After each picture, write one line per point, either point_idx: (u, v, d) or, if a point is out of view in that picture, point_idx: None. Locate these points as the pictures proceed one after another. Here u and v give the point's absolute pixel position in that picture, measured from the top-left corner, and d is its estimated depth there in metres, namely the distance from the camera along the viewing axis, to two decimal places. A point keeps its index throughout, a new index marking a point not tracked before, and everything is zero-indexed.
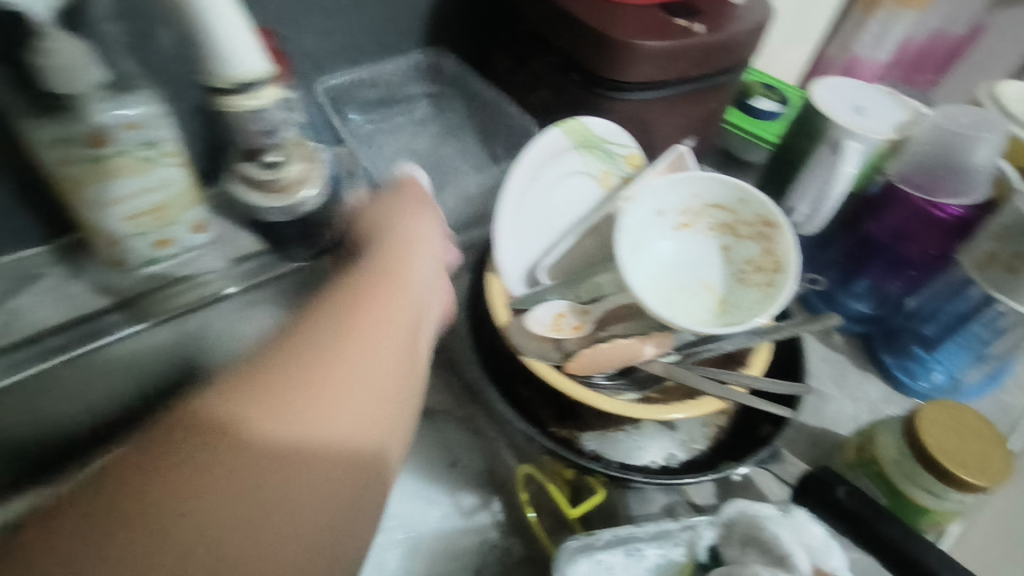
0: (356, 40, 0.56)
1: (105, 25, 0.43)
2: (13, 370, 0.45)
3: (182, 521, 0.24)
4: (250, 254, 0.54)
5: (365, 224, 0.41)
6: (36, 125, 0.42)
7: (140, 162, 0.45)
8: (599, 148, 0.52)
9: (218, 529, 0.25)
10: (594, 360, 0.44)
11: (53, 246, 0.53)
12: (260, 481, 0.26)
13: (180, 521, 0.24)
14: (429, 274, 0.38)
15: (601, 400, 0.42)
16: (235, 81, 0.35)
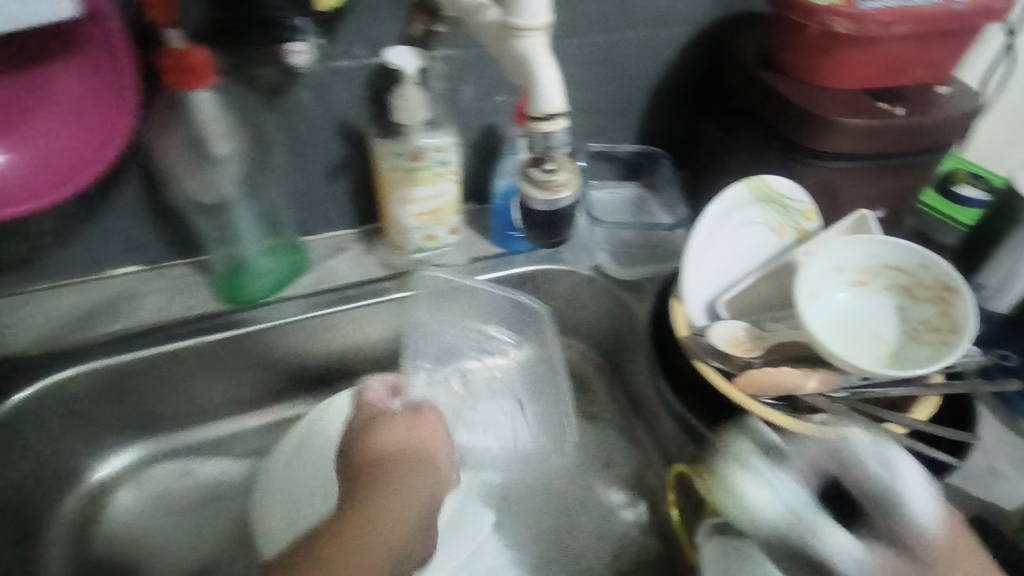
0: (595, 105, 0.71)
1: (435, 81, 0.62)
2: (320, 307, 0.65)
3: (339, 541, 0.42)
4: (483, 256, 0.71)
5: (361, 418, 0.53)
6: (375, 141, 0.61)
7: (434, 175, 0.63)
8: (777, 203, 0.58)
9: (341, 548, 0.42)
10: (761, 382, 0.51)
11: (357, 230, 0.72)
12: (365, 521, 0.44)
13: (346, 540, 0.43)
14: (435, 424, 0.53)
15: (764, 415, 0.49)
16: (542, 108, 0.39)
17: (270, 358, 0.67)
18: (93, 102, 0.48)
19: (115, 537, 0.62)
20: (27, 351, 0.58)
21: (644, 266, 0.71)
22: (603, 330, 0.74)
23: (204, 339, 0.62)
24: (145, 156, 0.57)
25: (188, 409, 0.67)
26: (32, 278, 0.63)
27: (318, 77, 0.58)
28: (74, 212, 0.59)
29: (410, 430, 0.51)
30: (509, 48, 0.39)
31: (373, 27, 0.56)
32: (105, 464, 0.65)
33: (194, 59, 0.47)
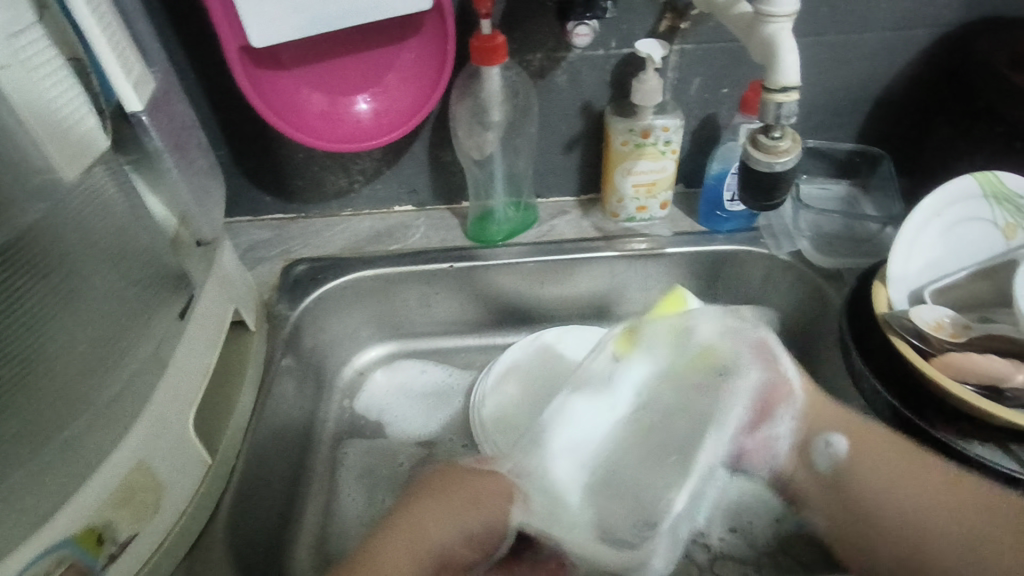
0: (817, 102, 0.75)
1: (670, 71, 0.72)
2: (541, 254, 0.78)
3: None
4: (687, 231, 0.79)
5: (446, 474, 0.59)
6: (611, 118, 0.73)
7: (658, 152, 0.73)
8: (1010, 202, 0.58)
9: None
10: (958, 364, 0.52)
11: (578, 199, 0.85)
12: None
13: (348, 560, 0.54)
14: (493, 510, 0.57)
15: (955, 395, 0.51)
16: (779, 81, 0.47)
17: (498, 291, 0.81)
18: (426, 73, 0.66)
19: (365, 406, 0.80)
20: (335, 255, 0.79)
21: (846, 257, 0.73)
22: (796, 316, 0.77)
23: (452, 265, 0.78)
24: (438, 117, 0.75)
25: (428, 323, 0.84)
26: (342, 206, 0.84)
27: (576, 63, 0.71)
28: (382, 157, 0.79)
29: (481, 483, 0.57)
30: (760, 33, 0.48)
31: (628, 22, 0.68)
32: (365, 354, 0.84)
33: (497, 41, 0.63)
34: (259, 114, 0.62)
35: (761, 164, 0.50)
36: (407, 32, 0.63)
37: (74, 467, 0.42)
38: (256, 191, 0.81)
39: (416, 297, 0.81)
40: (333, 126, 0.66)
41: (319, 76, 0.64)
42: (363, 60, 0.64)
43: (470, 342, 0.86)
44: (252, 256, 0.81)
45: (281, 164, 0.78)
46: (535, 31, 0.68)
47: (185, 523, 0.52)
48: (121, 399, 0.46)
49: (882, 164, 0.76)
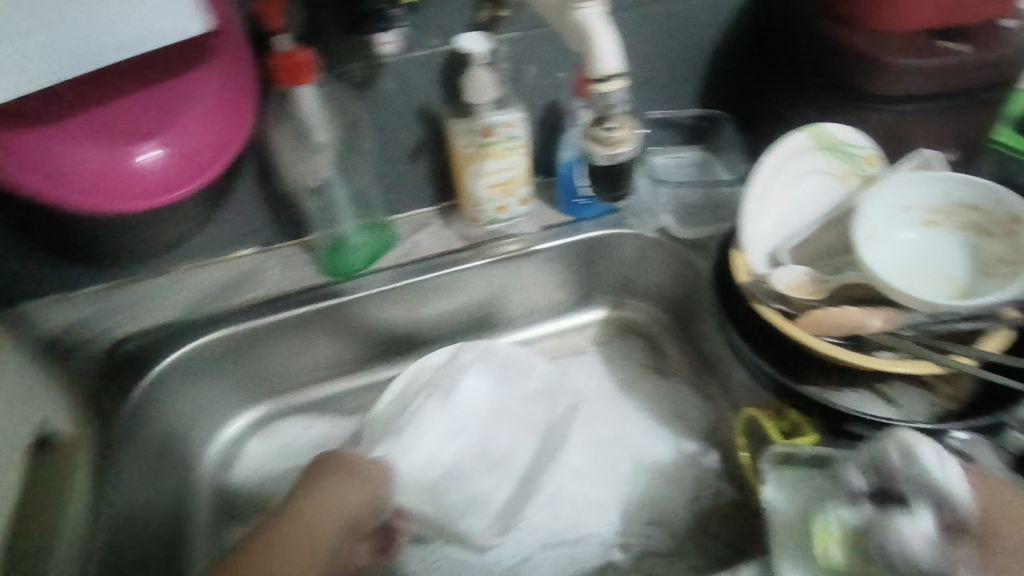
0: (654, 75, 0.74)
1: (502, 63, 0.68)
2: (407, 277, 0.72)
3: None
4: (553, 224, 0.76)
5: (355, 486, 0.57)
6: (450, 121, 0.68)
7: (505, 150, 0.69)
8: (839, 151, 0.60)
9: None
10: (820, 321, 0.52)
11: (436, 208, 0.80)
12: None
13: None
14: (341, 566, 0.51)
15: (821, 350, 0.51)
16: (600, 71, 0.44)
17: (370, 323, 0.75)
18: (224, 104, 0.57)
19: (244, 482, 0.71)
20: (170, 323, 0.69)
21: (705, 224, 0.73)
22: (672, 289, 0.77)
23: (312, 307, 0.70)
24: (257, 148, 0.66)
25: (299, 374, 0.76)
26: (169, 264, 0.73)
27: (399, 68, 0.65)
28: (202, 202, 0.69)
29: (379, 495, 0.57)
30: (571, 21, 0.44)
31: (445, 18, 0.63)
32: (235, 422, 0.75)
33: (298, 59, 0.56)
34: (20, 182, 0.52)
35: (599, 157, 0.48)
36: (190, 61, 0.54)
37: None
38: (55, 267, 0.69)
39: (284, 349, 0.73)
40: (119, 183, 0.55)
41: (87, 128, 0.53)
42: (142, 101, 0.54)
43: (352, 382, 0.79)
44: (67, 343, 0.68)
45: (78, 230, 0.66)
46: (345, 38, 0.61)
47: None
48: None
49: (726, 125, 0.78)
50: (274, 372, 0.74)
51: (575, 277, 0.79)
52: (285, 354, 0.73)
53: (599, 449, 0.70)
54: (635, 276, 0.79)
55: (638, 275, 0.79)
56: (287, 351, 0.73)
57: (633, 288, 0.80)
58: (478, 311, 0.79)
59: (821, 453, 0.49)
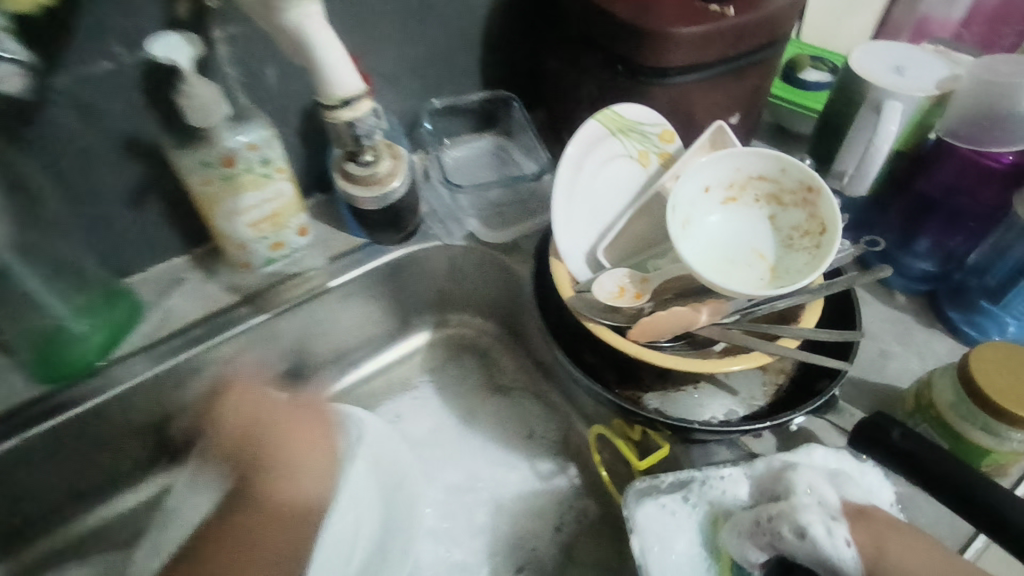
0: (426, 60, 0.63)
1: (227, 69, 0.52)
2: (172, 357, 0.56)
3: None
4: (344, 252, 0.64)
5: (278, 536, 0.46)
6: (173, 153, 0.52)
7: (260, 178, 0.55)
8: (634, 131, 0.55)
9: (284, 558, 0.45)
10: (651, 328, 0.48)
11: (190, 256, 0.63)
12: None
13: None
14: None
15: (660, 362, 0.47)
16: (335, 93, 0.35)
17: (135, 424, 0.58)
18: None
19: None
20: None
21: (514, 224, 0.66)
22: (495, 297, 0.69)
23: (46, 427, 0.52)
24: None
25: (46, 509, 0.57)
26: None
27: (71, 91, 0.47)
28: None
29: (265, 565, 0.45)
30: (280, 23, 0.32)
31: (120, 18, 0.46)
32: None
33: None
34: None
35: (365, 198, 0.39)
36: None
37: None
38: None
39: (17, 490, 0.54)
40: None
41: None
42: None
43: (131, 498, 0.62)
44: None
45: None
46: None
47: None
48: None
49: (513, 105, 0.70)
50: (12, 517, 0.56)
51: (385, 304, 0.68)
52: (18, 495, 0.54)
53: (453, 500, 0.62)
54: (452, 289, 0.70)
55: (455, 288, 0.70)
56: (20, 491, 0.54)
57: (453, 302, 0.72)
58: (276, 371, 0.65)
59: (682, 477, 0.44)
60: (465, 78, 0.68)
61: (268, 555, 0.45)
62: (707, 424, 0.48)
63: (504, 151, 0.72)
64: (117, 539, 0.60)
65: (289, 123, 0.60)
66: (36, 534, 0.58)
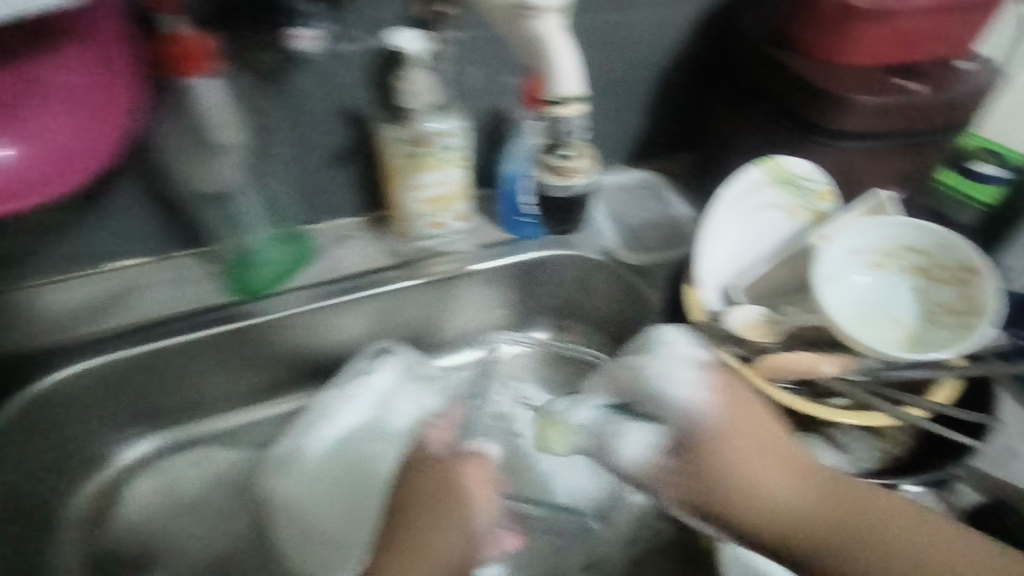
0: (606, 88, 0.68)
1: (440, 65, 0.61)
2: (328, 298, 0.64)
3: None
4: (491, 242, 0.70)
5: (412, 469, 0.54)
6: (383, 128, 0.60)
7: (439, 161, 0.61)
8: (791, 184, 0.57)
9: (416, 532, 0.49)
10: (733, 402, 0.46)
11: (363, 219, 0.71)
12: None
13: None
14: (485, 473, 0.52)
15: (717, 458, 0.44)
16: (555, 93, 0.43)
17: (280, 347, 0.66)
18: (95, 91, 0.46)
19: (128, 529, 0.62)
20: (31, 349, 0.57)
21: (652, 251, 0.70)
22: (615, 315, 0.72)
23: (213, 331, 0.61)
24: (143, 145, 0.55)
25: (200, 400, 0.66)
26: (34, 274, 0.61)
27: (321, 61, 0.56)
28: (76, 205, 0.57)
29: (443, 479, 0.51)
30: (522, 29, 0.41)
31: (375, 9, 0.55)
32: (124, 452, 0.65)
33: (196, 46, 0.46)
34: None
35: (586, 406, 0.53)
36: (51, 40, 0.43)
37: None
38: None
39: (174, 375, 0.62)
40: None
41: None
42: None
43: (262, 413, 0.69)
44: None
45: None
46: (254, 24, 0.52)
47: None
48: None
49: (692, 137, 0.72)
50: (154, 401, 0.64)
51: (513, 299, 0.73)
52: (172, 381, 0.63)
53: None
54: (578, 299, 0.73)
55: (581, 298, 0.73)
56: (177, 378, 0.63)
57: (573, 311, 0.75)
58: (402, 331, 0.70)
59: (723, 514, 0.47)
60: (635, 111, 0.73)
61: (422, 524, 0.49)
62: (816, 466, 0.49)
63: (655, 188, 0.77)
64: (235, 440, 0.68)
65: (474, 120, 0.67)
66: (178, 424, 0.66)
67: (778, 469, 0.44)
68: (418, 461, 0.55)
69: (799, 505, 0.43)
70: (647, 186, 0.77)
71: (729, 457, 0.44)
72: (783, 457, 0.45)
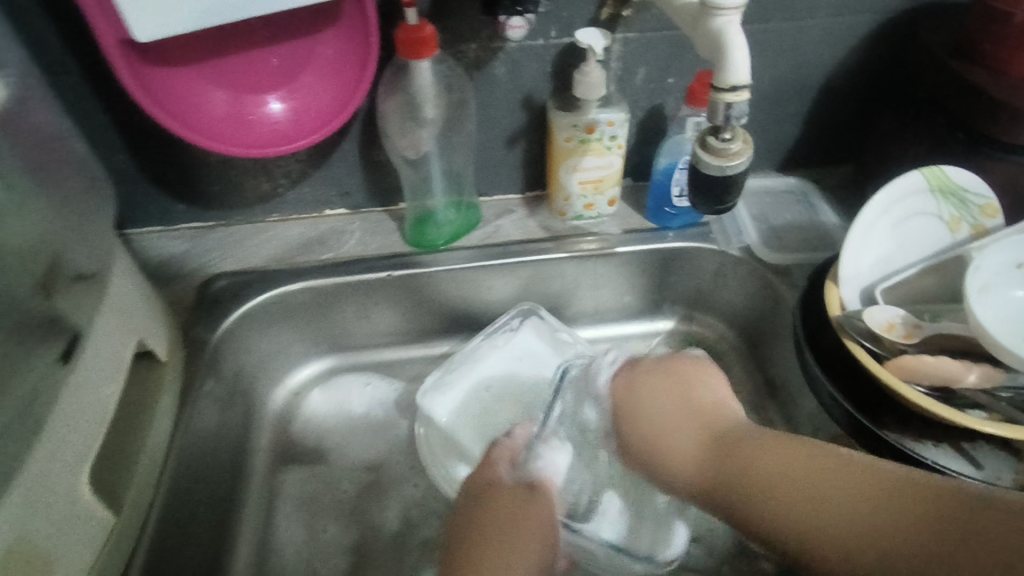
0: (768, 93, 0.72)
1: (614, 62, 0.68)
2: (486, 259, 0.73)
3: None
4: (636, 229, 0.76)
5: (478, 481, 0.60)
6: (554, 113, 0.68)
7: (603, 148, 0.69)
8: (954, 196, 0.57)
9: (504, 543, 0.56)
10: (673, 407, 0.59)
11: (522, 196, 0.80)
12: None
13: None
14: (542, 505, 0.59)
15: (635, 438, 0.59)
16: (728, 80, 0.44)
17: (440, 297, 0.76)
18: (347, 65, 0.58)
19: (304, 429, 0.73)
20: (260, 268, 0.72)
21: (795, 252, 0.71)
22: (749, 312, 0.75)
23: (391, 274, 0.72)
24: (366, 114, 0.68)
25: (370, 333, 0.78)
26: (266, 211, 0.77)
27: (514, 54, 0.66)
28: (307, 158, 0.72)
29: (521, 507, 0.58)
30: (706, 27, 0.45)
31: (566, 10, 0.63)
32: (302, 369, 0.77)
33: (426, 33, 0.57)
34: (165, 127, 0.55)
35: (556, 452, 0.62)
36: (321, 22, 0.55)
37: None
38: (166, 199, 0.73)
39: (355, 306, 0.74)
40: (245, 128, 0.58)
41: (222, 73, 0.56)
42: (271, 53, 0.56)
43: (418, 351, 0.80)
44: (166, 272, 0.73)
45: (194, 168, 0.71)
46: (468, 19, 0.62)
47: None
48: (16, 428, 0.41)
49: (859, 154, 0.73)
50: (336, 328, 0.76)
51: (649, 284, 0.78)
52: (353, 311, 0.75)
53: None
54: (712, 292, 0.77)
55: (715, 292, 0.77)
56: (357, 310, 0.75)
57: (706, 303, 0.78)
58: (545, 300, 0.78)
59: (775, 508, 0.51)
60: (794, 118, 0.75)
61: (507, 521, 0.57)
62: (947, 472, 0.49)
63: (804, 195, 0.78)
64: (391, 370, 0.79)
65: (636, 116, 0.73)
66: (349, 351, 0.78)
67: (758, 455, 0.49)
68: (502, 456, 0.61)
69: (772, 479, 0.47)
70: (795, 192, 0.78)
71: (738, 463, 0.50)
72: (776, 451, 0.48)
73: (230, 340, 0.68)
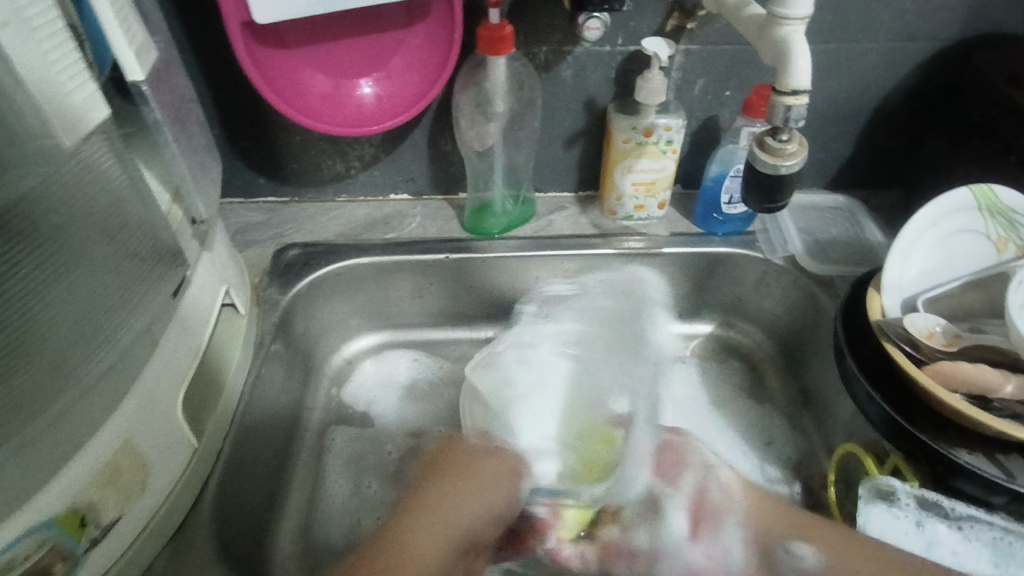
0: (822, 111, 0.74)
1: (675, 72, 0.72)
2: (537, 249, 0.77)
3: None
4: (684, 232, 0.79)
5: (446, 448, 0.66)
6: (614, 115, 0.72)
7: (659, 152, 0.73)
8: (1003, 216, 0.59)
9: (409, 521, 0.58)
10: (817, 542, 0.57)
11: (575, 195, 0.84)
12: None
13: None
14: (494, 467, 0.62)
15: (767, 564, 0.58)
16: (789, 84, 0.47)
17: (491, 283, 0.80)
18: (431, 57, 0.64)
19: (354, 396, 0.78)
20: (328, 241, 0.78)
21: (836, 265, 0.74)
22: (788, 321, 0.77)
23: (448, 256, 0.77)
24: (440, 105, 0.73)
25: (421, 313, 0.82)
26: (336, 192, 0.83)
27: (581, 58, 0.70)
28: (381, 143, 0.78)
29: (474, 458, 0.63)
30: (772, 35, 0.49)
31: (635, 19, 0.67)
32: (356, 342, 0.82)
33: (506, 31, 0.62)
34: (267, 101, 0.61)
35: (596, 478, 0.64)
36: (414, 16, 0.61)
37: (46, 456, 0.40)
38: (248, 172, 0.80)
39: (409, 281, 0.79)
40: (337, 108, 0.64)
41: (319, 56, 0.61)
42: (367, 41, 0.62)
43: (463, 334, 0.84)
44: (242, 238, 0.79)
45: (279, 146, 0.77)
46: (543, 24, 0.67)
47: (127, 561, 0.48)
48: (138, 345, 0.47)
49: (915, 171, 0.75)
50: (392, 304, 0.81)
51: (692, 287, 0.81)
52: (406, 288, 0.79)
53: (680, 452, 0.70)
54: (753, 299, 0.79)
55: (755, 299, 0.79)
56: (411, 286, 0.79)
57: (745, 311, 0.81)
58: None
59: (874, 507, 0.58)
60: (845, 137, 0.77)
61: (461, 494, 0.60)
62: (981, 474, 0.50)
63: (848, 213, 0.80)
64: (437, 349, 0.83)
65: (691, 125, 0.77)
66: (400, 329, 0.83)
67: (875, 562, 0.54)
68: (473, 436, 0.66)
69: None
70: (840, 209, 0.81)
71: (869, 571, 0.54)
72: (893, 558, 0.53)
73: (297, 303, 0.73)
